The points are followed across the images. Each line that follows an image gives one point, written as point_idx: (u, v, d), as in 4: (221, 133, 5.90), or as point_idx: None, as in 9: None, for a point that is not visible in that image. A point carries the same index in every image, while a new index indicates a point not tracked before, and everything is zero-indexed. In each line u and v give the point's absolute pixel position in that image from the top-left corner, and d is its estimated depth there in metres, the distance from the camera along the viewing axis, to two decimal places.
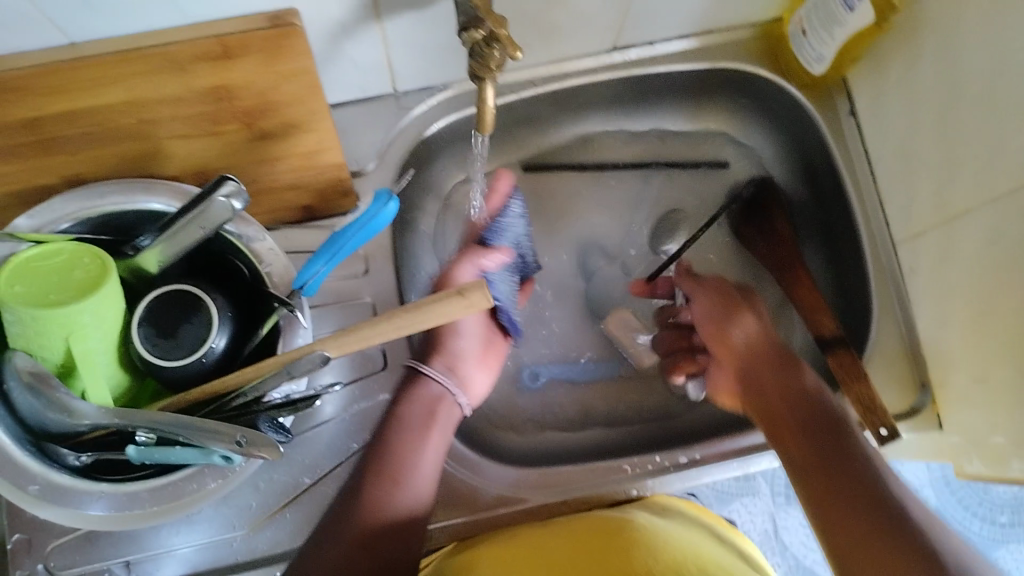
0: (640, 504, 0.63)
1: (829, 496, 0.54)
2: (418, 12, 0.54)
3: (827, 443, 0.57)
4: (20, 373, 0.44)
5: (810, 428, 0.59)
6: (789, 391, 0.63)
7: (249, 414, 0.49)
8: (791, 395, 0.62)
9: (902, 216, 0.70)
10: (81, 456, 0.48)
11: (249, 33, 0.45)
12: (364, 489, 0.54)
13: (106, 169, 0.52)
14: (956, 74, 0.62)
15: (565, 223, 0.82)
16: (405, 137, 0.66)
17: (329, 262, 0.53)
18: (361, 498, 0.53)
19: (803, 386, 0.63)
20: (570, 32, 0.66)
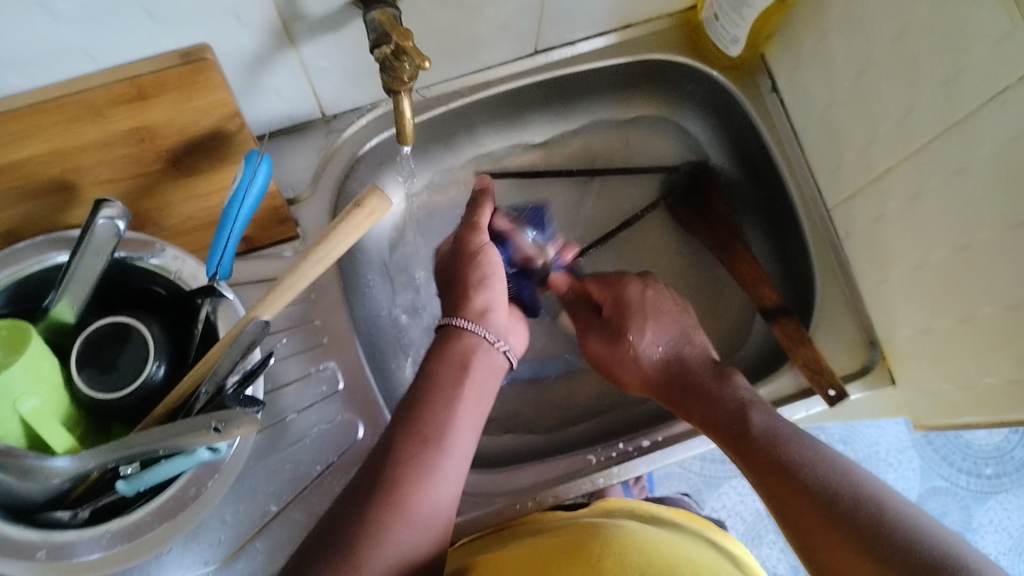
0: (616, 510, 0.63)
1: (753, 472, 0.52)
2: (332, 35, 0.55)
3: (735, 434, 0.55)
4: None
5: (718, 415, 0.57)
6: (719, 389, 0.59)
7: (217, 401, 0.51)
8: (693, 397, 0.60)
9: (832, 183, 0.72)
10: (74, 513, 0.51)
11: (163, 72, 0.46)
12: (406, 463, 0.49)
13: (36, 223, 0.52)
14: (864, 43, 0.64)
15: None
16: (338, 160, 0.66)
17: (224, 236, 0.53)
18: (403, 472, 0.49)
19: (713, 392, 0.59)
20: (489, 40, 0.67)
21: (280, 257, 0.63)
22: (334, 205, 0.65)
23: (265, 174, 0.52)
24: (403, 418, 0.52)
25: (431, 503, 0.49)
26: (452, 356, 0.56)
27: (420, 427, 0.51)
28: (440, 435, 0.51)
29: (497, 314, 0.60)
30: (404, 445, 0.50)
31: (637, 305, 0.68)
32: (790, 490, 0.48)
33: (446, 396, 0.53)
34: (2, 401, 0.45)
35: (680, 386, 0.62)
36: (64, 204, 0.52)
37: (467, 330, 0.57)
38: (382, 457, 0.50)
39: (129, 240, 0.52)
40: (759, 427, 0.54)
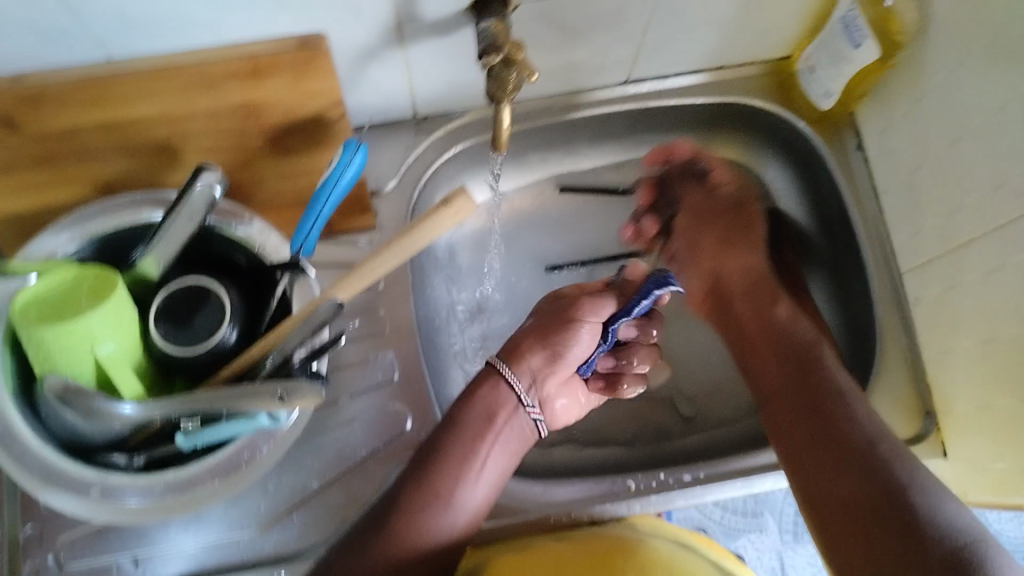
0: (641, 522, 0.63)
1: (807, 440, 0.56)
2: (439, 40, 0.57)
3: (789, 388, 0.60)
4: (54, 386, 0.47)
5: (791, 377, 0.61)
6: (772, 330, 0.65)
7: (285, 370, 0.54)
8: (749, 302, 0.68)
9: (909, 248, 0.71)
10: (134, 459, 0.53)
11: (280, 55, 0.48)
12: (424, 490, 0.55)
13: (136, 179, 0.54)
14: (957, 114, 0.64)
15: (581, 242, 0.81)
16: (424, 159, 0.68)
17: (316, 221, 0.55)
18: (416, 499, 0.54)
19: (772, 314, 0.66)
20: (587, 63, 0.68)
21: (355, 245, 0.65)
22: (412, 203, 0.67)
23: (358, 165, 0.54)
24: (428, 452, 0.57)
25: (443, 526, 0.54)
26: (480, 405, 0.59)
27: (436, 463, 0.56)
28: (453, 466, 0.56)
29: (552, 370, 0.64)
30: (425, 473, 0.56)
31: (754, 212, 0.73)
32: (819, 436, 0.55)
33: (466, 434, 0.57)
34: (80, 343, 0.48)
35: (738, 292, 0.70)
36: (165, 167, 0.54)
37: (507, 380, 0.61)
38: (412, 477, 0.55)
39: (222, 208, 0.55)
40: (783, 318, 0.66)
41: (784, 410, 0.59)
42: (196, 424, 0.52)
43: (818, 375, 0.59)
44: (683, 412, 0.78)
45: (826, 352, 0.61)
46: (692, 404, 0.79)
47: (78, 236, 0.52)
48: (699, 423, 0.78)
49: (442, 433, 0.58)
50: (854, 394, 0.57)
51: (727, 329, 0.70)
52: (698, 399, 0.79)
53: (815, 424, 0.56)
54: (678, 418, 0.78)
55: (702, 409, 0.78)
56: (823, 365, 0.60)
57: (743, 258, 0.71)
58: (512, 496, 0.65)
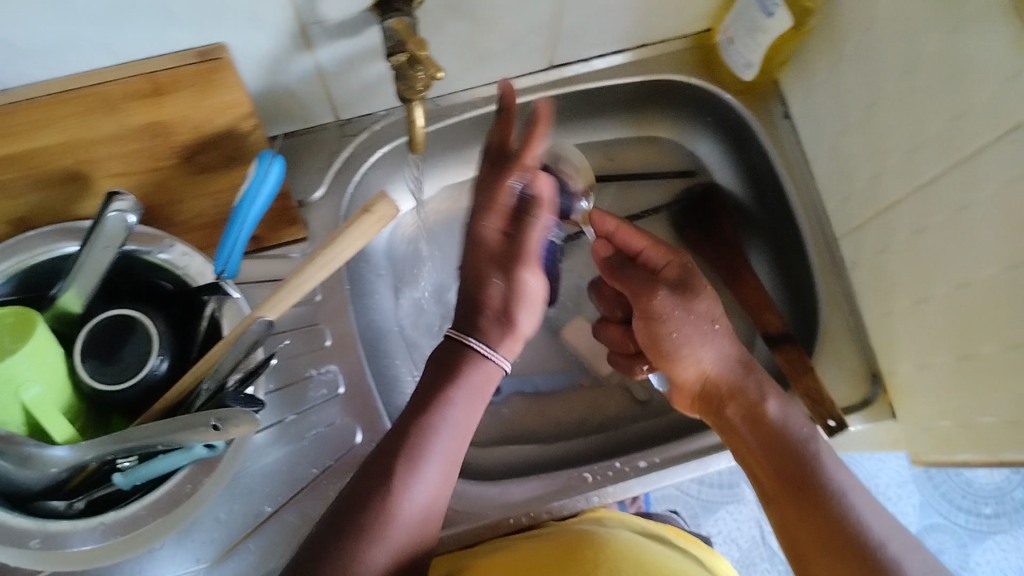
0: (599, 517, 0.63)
1: (791, 503, 0.54)
2: (348, 41, 0.55)
3: (784, 485, 0.55)
4: None
5: (779, 468, 0.56)
6: (755, 416, 0.58)
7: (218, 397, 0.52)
8: (732, 408, 0.59)
9: (841, 211, 0.72)
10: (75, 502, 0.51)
11: (177, 70, 0.47)
12: (386, 496, 0.48)
13: (48, 213, 0.52)
14: (873, 73, 0.64)
15: None
16: (349, 164, 0.67)
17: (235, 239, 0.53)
18: (378, 505, 0.48)
19: (725, 406, 0.60)
20: (504, 53, 0.67)
21: (287, 258, 0.63)
22: (343, 208, 0.66)
23: (277, 178, 0.53)
24: (392, 446, 0.51)
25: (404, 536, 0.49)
26: (466, 389, 0.53)
27: (405, 448, 0.50)
28: (424, 465, 0.50)
29: (523, 313, 0.56)
30: (386, 471, 0.49)
31: (705, 280, 0.63)
32: (823, 533, 0.51)
33: (437, 426, 0.52)
34: (5, 389, 0.46)
35: (726, 392, 0.60)
36: (76, 197, 0.52)
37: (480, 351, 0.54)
38: (369, 480, 0.49)
39: (140, 234, 0.53)
40: (772, 415, 0.58)
41: (783, 505, 0.55)
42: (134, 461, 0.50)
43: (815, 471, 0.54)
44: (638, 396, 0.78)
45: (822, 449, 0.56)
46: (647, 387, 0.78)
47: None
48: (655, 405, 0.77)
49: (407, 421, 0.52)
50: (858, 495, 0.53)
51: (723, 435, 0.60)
52: None
53: (823, 526, 0.52)
54: (634, 401, 0.78)
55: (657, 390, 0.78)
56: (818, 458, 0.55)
57: (721, 352, 0.60)
58: (469, 501, 0.64)
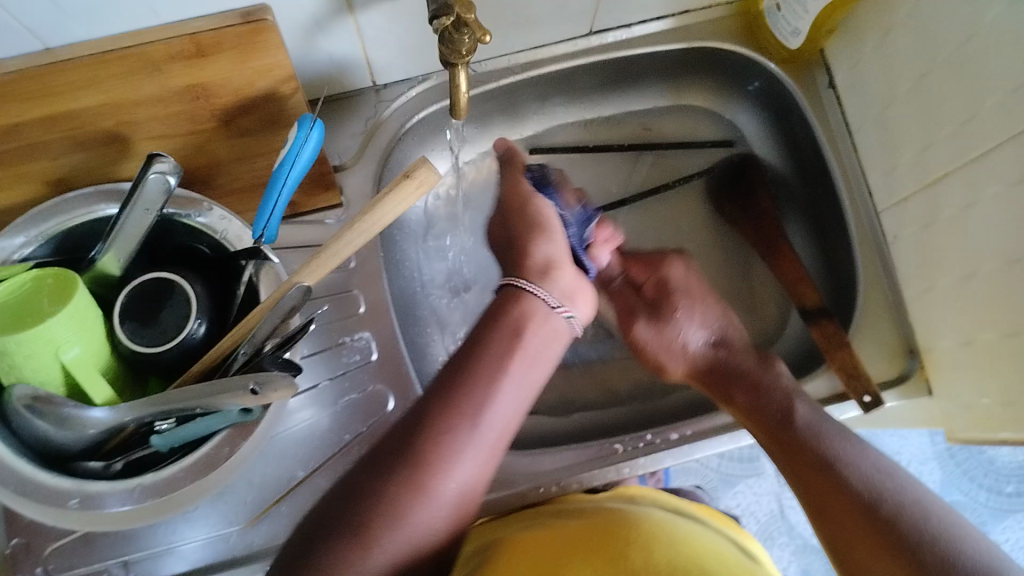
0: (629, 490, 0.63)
1: (784, 457, 0.56)
2: (391, 3, 0.54)
3: (774, 427, 0.58)
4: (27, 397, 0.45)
5: (767, 429, 0.58)
6: (772, 393, 0.60)
7: (254, 360, 0.51)
8: (740, 378, 0.63)
9: (884, 186, 0.70)
10: (111, 463, 0.51)
11: (223, 30, 0.46)
12: (432, 441, 0.46)
13: (89, 174, 0.52)
14: (930, 44, 0.62)
15: None
16: (385, 130, 0.66)
17: (274, 205, 0.53)
18: (421, 453, 0.46)
19: (758, 381, 0.61)
20: (545, 16, 0.66)
21: (322, 224, 0.63)
22: (379, 175, 0.65)
23: (317, 140, 0.53)
24: (437, 384, 0.49)
25: (456, 476, 0.47)
26: (509, 321, 0.52)
27: (447, 403, 0.48)
28: (472, 411, 0.48)
29: (567, 275, 0.57)
30: (428, 418, 0.47)
31: (680, 293, 0.68)
32: (828, 484, 0.52)
33: (489, 364, 0.50)
34: (46, 350, 0.46)
35: (732, 377, 0.63)
36: (115, 158, 0.52)
37: (529, 291, 0.54)
38: (418, 413, 0.48)
39: (178, 197, 0.53)
40: (778, 401, 0.59)
41: (789, 455, 0.56)
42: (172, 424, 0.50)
43: (822, 433, 0.56)
44: None
45: (804, 411, 0.58)
46: None
47: (34, 236, 0.50)
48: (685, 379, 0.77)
49: (457, 361, 0.50)
50: (870, 452, 0.54)
51: (744, 414, 0.61)
52: None
53: (829, 475, 0.53)
54: None
55: None
56: (824, 426, 0.56)
57: (749, 358, 0.64)
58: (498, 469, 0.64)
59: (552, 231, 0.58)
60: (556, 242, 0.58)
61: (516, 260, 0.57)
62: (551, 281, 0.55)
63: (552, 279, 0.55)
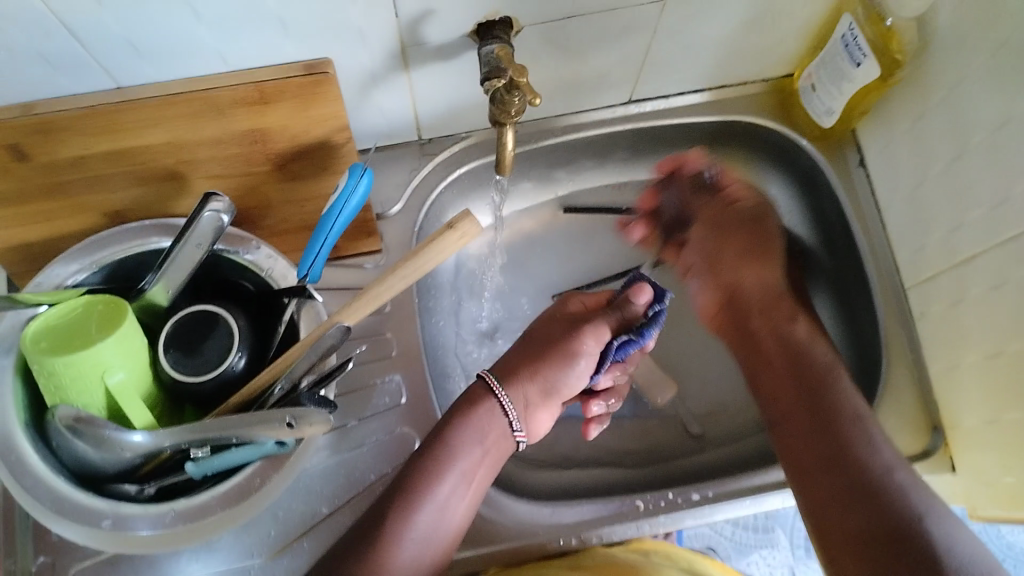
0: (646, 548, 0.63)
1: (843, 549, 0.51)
2: (444, 64, 0.57)
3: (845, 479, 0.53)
4: (68, 418, 0.47)
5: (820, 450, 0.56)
6: (823, 439, 0.56)
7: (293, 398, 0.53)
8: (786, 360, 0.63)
9: (913, 262, 0.71)
10: (145, 487, 0.53)
11: (288, 80, 0.49)
12: (415, 490, 0.54)
13: (147, 208, 0.55)
14: (961, 129, 0.64)
15: (582, 243, 0.81)
16: (427, 182, 0.68)
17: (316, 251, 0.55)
18: (400, 515, 0.53)
19: (808, 354, 0.62)
20: (589, 83, 0.69)
21: (361, 268, 0.65)
22: (417, 226, 0.67)
23: (366, 188, 0.55)
24: (407, 472, 0.56)
25: (428, 526, 0.54)
26: (479, 420, 0.59)
27: (426, 473, 0.55)
28: (447, 479, 0.55)
29: (542, 408, 0.63)
30: (403, 488, 0.55)
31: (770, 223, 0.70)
32: (887, 553, 0.49)
33: (458, 443, 0.57)
34: (92, 374, 0.48)
35: (755, 310, 0.67)
36: (172, 193, 0.54)
37: (501, 400, 0.60)
38: (404, 481, 0.55)
39: (229, 234, 0.55)
40: (821, 363, 0.61)
41: (856, 516, 0.51)
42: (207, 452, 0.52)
43: (875, 485, 0.52)
44: (693, 430, 0.78)
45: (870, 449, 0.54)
46: (701, 423, 0.78)
47: (87, 264, 0.52)
48: (709, 441, 0.77)
49: (431, 442, 0.57)
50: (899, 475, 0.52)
51: (788, 392, 0.61)
52: (708, 414, 0.79)
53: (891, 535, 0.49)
54: (687, 436, 0.77)
55: (711, 426, 0.78)
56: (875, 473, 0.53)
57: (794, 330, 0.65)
58: (519, 519, 0.64)
59: (575, 359, 0.64)
60: (578, 373, 0.64)
61: (513, 362, 0.63)
62: (517, 395, 0.61)
63: (521, 393, 0.62)
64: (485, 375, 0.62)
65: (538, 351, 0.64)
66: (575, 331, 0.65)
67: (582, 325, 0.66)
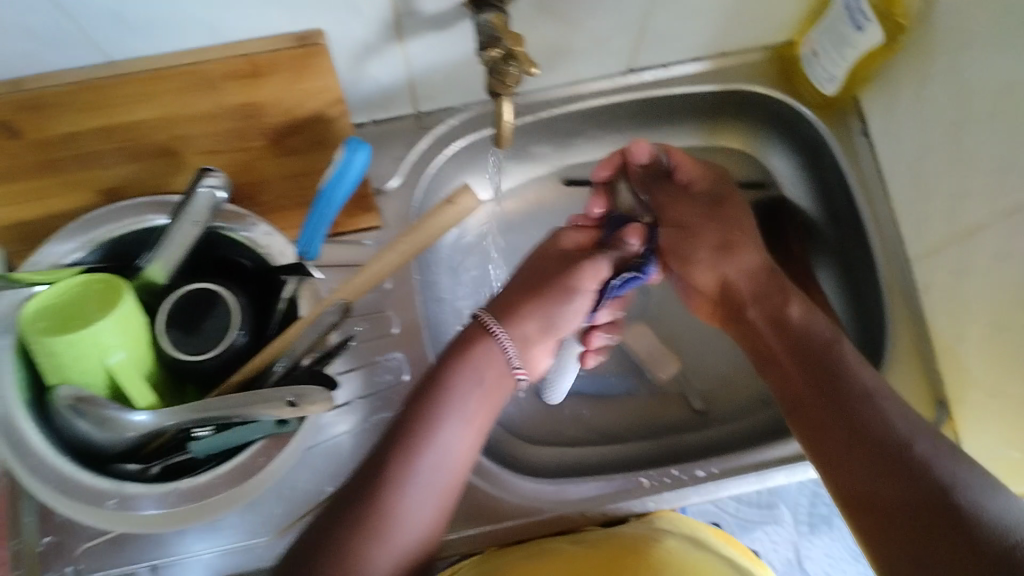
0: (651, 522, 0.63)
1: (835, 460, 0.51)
2: (440, 33, 0.56)
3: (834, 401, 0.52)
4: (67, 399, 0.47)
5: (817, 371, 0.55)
6: (817, 368, 0.55)
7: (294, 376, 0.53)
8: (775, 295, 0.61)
9: (916, 234, 0.71)
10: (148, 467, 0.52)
11: (277, 53, 0.48)
12: (412, 440, 0.53)
13: (141, 186, 0.54)
14: (964, 96, 0.63)
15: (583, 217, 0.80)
16: (424, 156, 0.67)
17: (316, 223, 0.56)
18: (398, 462, 0.52)
19: (787, 307, 0.60)
20: (587, 52, 0.68)
21: (360, 245, 0.65)
22: (415, 202, 0.66)
23: (364, 163, 0.54)
24: (402, 420, 0.54)
25: (430, 473, 0.52)
26: (472, 362, 0.57)
27: (422, 420, 0.54)
28: (445, 424, 0.54)
29: (541, 343, 0.61)
30: (402, 435, 0.53)
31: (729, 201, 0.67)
32: (889, 468, 0.48)
33: (454, 386, 0.55)
34: (91, 354, 0.48)
35: (748, 296, 0.62)
36: (166, 171, 0.54)
37: (495, 335, 0.59)
38: (400, 430, 0.53)
39: (226, 211, 0.55)
40: (798, 320, 0.59)
41: (847, 437, 0.51)
42: (211, 431, 0.52)
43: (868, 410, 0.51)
44: (696, 404, 0.77)
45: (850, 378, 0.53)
46: (705, 396, 0.78)
47: (85, 243, 0.52)
48: (713, 415, 0.77)
49: (429, 386, 0.56)
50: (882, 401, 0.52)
51: (774, 316, 0.60)
52: (711, 388, 0.78)
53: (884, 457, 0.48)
54: (691, 409, 0.77)
55: (715, 399, 0.77)
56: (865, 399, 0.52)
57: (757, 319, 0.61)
58: (524, 496, 0.64)
59: (577, 289, 0.62)
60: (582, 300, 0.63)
61: (504, 301, 0.62)
62: (516, 332, 0.60)
63: (520, 331, 0.60)
64: (481, 312, 0.61)
65: (537, 281, 0.62)
66: (572, 267, 0.62)
67: (578, 261, 0.63)
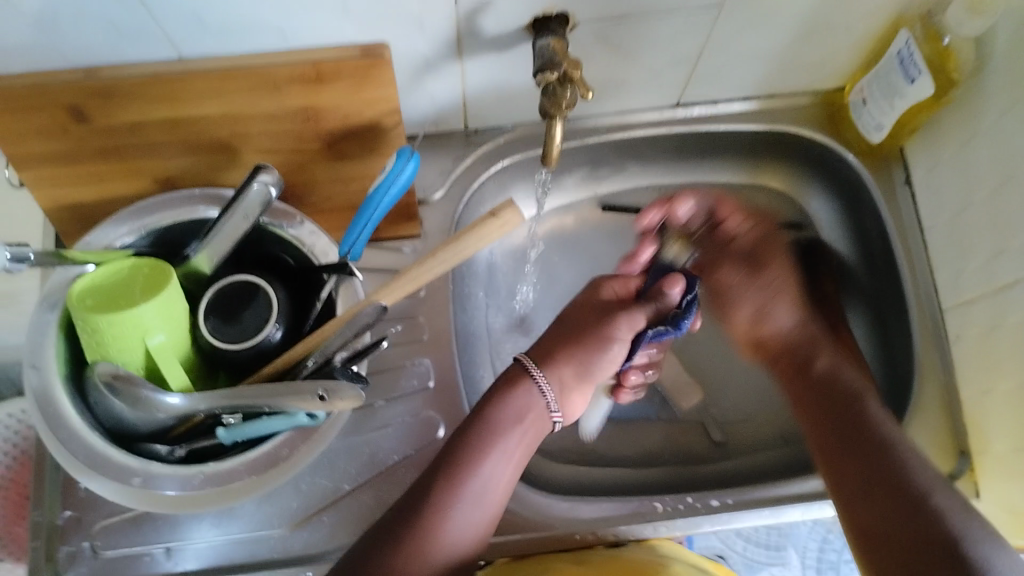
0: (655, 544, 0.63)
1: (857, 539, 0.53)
2: (498, 55, 0.58)
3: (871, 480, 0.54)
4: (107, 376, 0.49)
5: (850, 453, 0.57)
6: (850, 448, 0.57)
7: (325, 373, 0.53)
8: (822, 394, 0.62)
9: (951, 285, 0.71)
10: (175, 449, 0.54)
11: (343, 61, 0.50)
12: (465, 462, 0.55)
13: (197, 177, 0.56)
14: (1008, 157, 0.64)
15: (619, 243, 0.81)
16: (469, 171, 0.69)
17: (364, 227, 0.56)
18: (449, 481, 0.55)
19: (839, 376, 0.63)
20: (637, 83, 0.69)
21: (400, 251, 0.66)
22: (457, 215, 0.67)
23: (413, 172, 0.55)
24: (455, 441, 0.57)
25: (476, 495, 0.55)
26: (514, 403, 0.60)
27: (474, 441, 0.57)
28: (494, 449, 0.57)
29: (580, 389, 0.65)
30: (452, 459, 0.56)
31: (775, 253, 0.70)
32: (917, 548, 0.50)
33: (501, 418, 0.58)
34: (133, 334, 0.49)
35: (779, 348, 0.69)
36: (222, 165, 0.56)
37: (538, 384, 0.62)
38: (454, 451, 0.56)
39: (275, 208, 0.56)
40: (823, 371, 0.64)
41: (870, 519, 0.53)
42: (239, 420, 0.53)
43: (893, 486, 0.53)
44: (715, 437, 0.77)
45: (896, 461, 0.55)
46: (724, 430, 0.78)
47: (136, 229, 0.54)
48: (731, 449, 0.77)
49: (479, 412, 0.59)
50: (917, 473, 0.54)
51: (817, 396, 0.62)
52: (731, 422, 0.78)
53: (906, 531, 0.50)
54: (710, 441, 0.77)
55: (733, 434, 0.78)
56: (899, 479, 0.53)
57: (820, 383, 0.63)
58: (537, 512, 0.65)
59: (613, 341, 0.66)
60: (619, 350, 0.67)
61: (550, 347, 0.65)
62: (553, 375, 0.63)
63: (557, 374, 0.64)
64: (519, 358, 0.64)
65: (574, 330, 0.66)
66: (608, 319, 0.66)
67: (615, 313, 0.67)
